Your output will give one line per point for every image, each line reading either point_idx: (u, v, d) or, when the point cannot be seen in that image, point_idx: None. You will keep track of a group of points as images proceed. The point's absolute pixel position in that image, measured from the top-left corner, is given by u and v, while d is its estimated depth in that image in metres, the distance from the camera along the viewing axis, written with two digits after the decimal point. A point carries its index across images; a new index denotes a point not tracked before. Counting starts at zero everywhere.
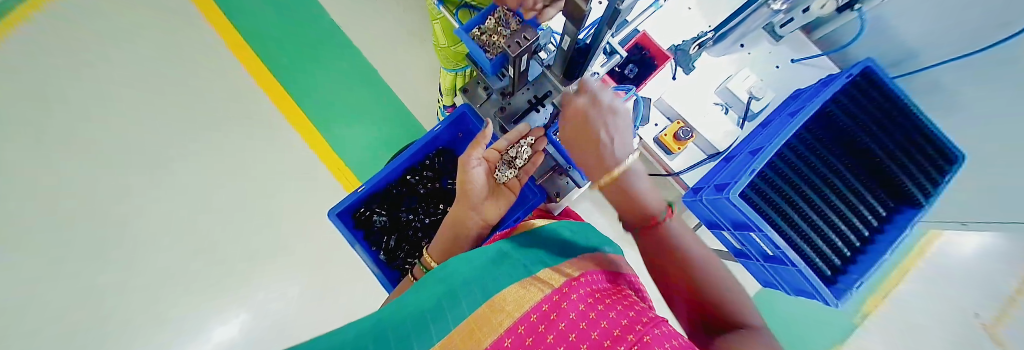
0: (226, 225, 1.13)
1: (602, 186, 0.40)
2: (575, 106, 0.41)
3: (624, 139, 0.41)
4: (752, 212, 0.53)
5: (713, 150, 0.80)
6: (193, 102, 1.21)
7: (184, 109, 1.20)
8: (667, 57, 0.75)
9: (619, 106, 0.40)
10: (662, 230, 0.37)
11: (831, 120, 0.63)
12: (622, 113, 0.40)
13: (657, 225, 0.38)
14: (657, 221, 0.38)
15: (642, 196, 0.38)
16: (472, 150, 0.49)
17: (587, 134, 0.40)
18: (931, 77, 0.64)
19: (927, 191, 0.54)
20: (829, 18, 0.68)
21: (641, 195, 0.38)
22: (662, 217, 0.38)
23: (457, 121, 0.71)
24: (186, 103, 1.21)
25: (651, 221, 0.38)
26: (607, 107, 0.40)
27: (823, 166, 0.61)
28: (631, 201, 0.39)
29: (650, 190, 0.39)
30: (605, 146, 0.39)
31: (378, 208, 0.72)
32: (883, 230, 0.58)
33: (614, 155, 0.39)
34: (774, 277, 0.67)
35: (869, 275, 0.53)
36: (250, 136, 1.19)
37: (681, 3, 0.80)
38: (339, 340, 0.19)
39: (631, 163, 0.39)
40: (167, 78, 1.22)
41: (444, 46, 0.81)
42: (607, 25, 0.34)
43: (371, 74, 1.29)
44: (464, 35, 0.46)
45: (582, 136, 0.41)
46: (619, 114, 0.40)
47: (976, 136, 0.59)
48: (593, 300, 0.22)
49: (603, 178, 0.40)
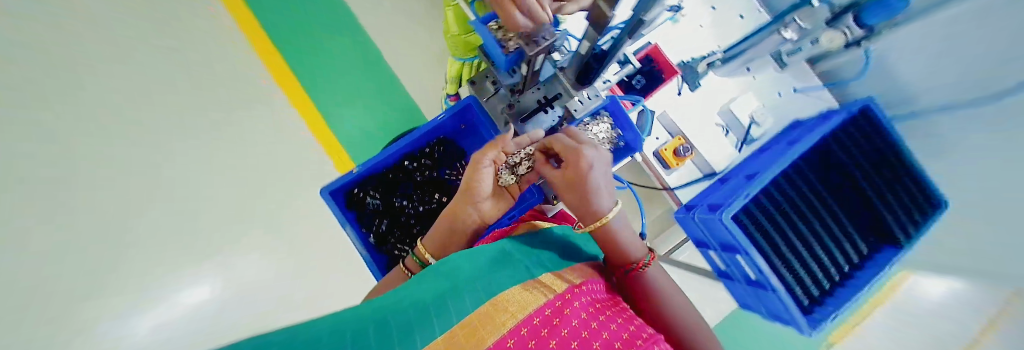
0: None
1: (592, 231, 0.41)
2: (569, 154, 0.40)
3: (608, 188, 0.42)
4: (740, 235, 0.54)
5: (709, 169, 0.81)
6: None
7: None
8: (675, 73, 0.76)
9: (606, 159, 0.41)
10: (644, 276, 0.39)
11: (829, 155, 0.64)
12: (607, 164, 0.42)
13: (640, 271, 0.39)
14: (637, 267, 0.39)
15: (623, 242, 0.40)
16: (488, 148, 0.46)
17: (579, 182, 0.39)
18: (925, 121, 0.65)
19: (909, 233, 0.57)
20: (835, 52, 0.70)
21: (626, 241, 0.41)
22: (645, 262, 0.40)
23: (462, 112, 0.71)
24: None
25: (637, 268, 0.39)
26: (597, 156, 0.41)
27: (815, 199, 0.62)
28: (618, 247, 0.40)
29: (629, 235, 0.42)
30: (597, 195, 0.40)
31: (373, 191, 0.71)
32: (863, 266, 0.60)
33: (601, 203, 0.40)
34: (754, 301, 0.68)
35: (844, 308, 0.55)
36: None
37: (694, 20, 0.80)
38: (346, 321, 0.20)
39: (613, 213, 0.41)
40: None
41: (455, 34, 0.79)
42: (628, 34, 0.34)
43: (375, 57, 1.31)
44: (482, 27, 0.46)
45: (574, 183, 0.40)
46: (606, 165, 0.42)
47: (967, 184, 0.60)
48: (593, 310, 0.23)
49: (594, 224, 0.40)
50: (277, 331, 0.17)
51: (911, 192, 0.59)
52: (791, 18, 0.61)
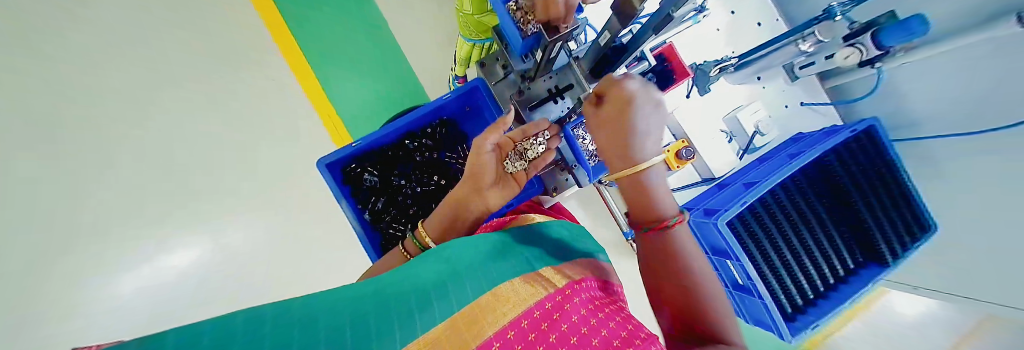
0: None
1: (619, 178, 0.37)
2: (607, 88, 0.37)
3: (653, 134, 0.37)
4: (734, 241, 0.55)
5: (709, 174, 0.81)
6: None
7: None
8: (686, 74, 0.70)
9: (654, 98, 0.36)
10: (671, 236, 0.34)
11: (827, 170, 0.64)
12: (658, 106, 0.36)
13: (665, 229, 0.34)
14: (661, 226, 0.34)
15: (652, 197, 0.36)
16: (489, 133, 0.46)
17: (611, 119, 0.36)
18: (922, 146, 0.67)
19: (896, 253, 0.58)
20: (845, 70, 0.70)
21: (659, 197, 0.36)
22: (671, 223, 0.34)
23: (468, 94, 0.69)
24: None
25: (661, 224, 0.34)
26: (646, 95, 0.36)
27: (810, 212, 0.62)
28: (647, 199, 0.36)
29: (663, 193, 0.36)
30: (634, 137, 0.36)
31: (371, 167, 0.70)
32: (847, 280, 0.61)
33: (640, 149, 0.36)
34: (737, 305, 0.70)
35: (826, 318, 0.57)
36: None
37: (712, 23, 0.78)
38: (345, 301, 0.20)
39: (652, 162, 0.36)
40: None
41: (467, 13, 0.76)
42: (652, 29, 0.35)
43: (378, 22, 1.20)
44: (500, 6, 0.44)
45: (609, 123, 0.37)
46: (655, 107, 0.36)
47: (958, 210, 0.62)
48: (593, 307, 0.23)
49: (624, 169, 0.36)
50: (276, 307, 0.17)
51: (904, 214, 0.60)
52: (809, 31, 0.57)
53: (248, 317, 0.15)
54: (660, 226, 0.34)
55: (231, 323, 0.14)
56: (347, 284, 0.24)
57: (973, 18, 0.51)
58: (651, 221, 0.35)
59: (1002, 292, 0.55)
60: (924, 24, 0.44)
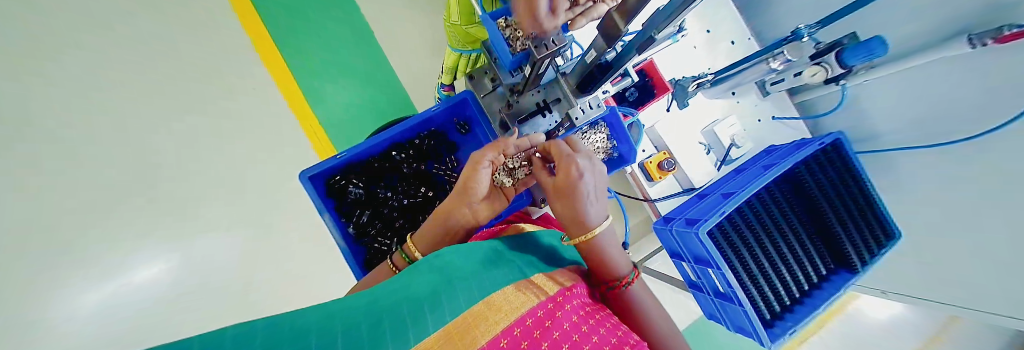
0: None
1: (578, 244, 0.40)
2: (562, 160, 0.42)
3: (599, 199, 0.42)
4: (715, 250, 0.56)
5: (690, 185, 0.85)
6: None
7: None
8: (666, 89, 0.78)
9: (597, 168, 0.42)
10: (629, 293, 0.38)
11: (798, 180, 0.68)
12: (599, 175, 0.43)
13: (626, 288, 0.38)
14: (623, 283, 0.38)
15: (610, 255, 0.39)
16: (488, 150, 0.46)
17: (568, 189, 0.41)
18: (879, 158, 0.72)
19: (865, 259, 0.62)
20: (812, 87, 0.75)
21: (613, 257, 0.40)
22: (631, 279, 0.38)
23: (456, 106, 0.70)
24: None
25: (621, 283, 0.37)
26: (587, 167, 0.42)
27: (784, 221, 0.65)
28: (604, 261, 0.39)
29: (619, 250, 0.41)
30: (586, 205, 0.40)
31: (355, 179, 0.68)
32: (820, 286, 0.65)
33: (590, 215, 0.40)
34: (719, 313, 0.72)
35: (802, 324, 0.59)
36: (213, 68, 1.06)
37: (691, 40, 0.82)
38: (334, 312, 0.19)
39: (604, 225, 0.40)
40: None
41: (455, 23, 0.77)
42: (637, 49, 0.36)
43: (368, 38, 1.31)
44: (490, 23, 0.45)
45: (565, 191, 0.41)
46: (597, 177, 0.43)
47: (919, 218, 0.66)
48: (584, 314, 0.23)
49: (582, 235, 0.40)
50: (260, 320, 0.16)
51: (869, 223, 0.64)
52: (780, 51, 0.62)
53: (232, 332, 0.14)
54: (623, 286, 0.37)
55: (213, 341, 0.13)
56: (335, 295, 0.23)
57: (928, 39, 0.55)
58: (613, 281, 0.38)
59: (965, 295, 0.58)
60: (883, 45, 0.48)
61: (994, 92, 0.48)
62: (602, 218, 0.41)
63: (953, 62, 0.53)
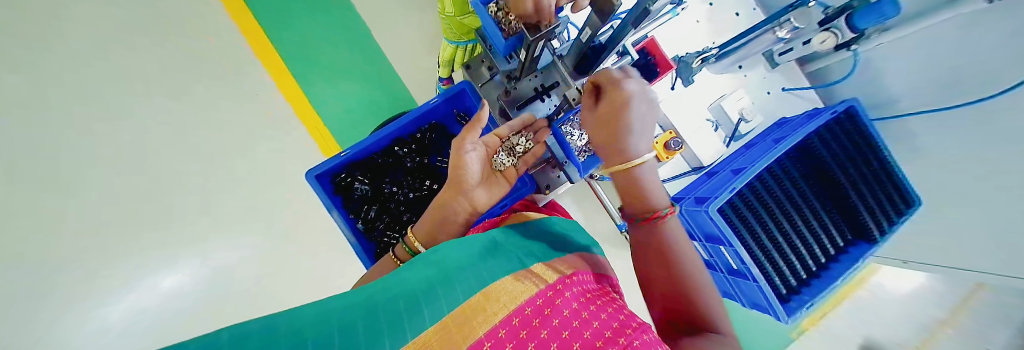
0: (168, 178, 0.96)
1: (616, 173, 0.40)
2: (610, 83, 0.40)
3: (647, 133, 0.40)
4: (726, 228, 0.55)
5: (698, 164, 0.83)
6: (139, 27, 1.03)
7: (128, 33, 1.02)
8: (669, 66, 0.73)
9: (648, 96, 0.39)
10: (662, 228, 0.38)
11: (810, 152, 0.66)
12: (651, 104, 0.40)
13: (655, 221, 0.38)
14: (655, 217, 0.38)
15: (645, 191, 0.39)
16: (466, 135, 0.47)
17: (609, 113, 0.40)
18: (900, 124, 0.69)
19: (883, 229, 0.60)
20: (825, 54, 0.72)
21: (652, 192, 0.39)
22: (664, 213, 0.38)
23: (454, 97, 0.69)
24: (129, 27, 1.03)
25: (651, 217, 0.38)
26: (640, 94, 0.39)
27: (798, 195, 0.64)
28: (641, 194, 0.39)
29: (656, 189, 0.40)
30: (630, 135, 0.39)
31: (361, 176, 0.69)
32: (837, 259, 0.63)
33: (632, 146, 0.39)
34: (734, 290, 0.71)
35: (820, 298, 0.58)
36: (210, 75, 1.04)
37: (691, 15, 0.79)
38: (332, 310, 0.20)
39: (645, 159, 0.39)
40: None
41: (449, 16, 0.76)
42: (632, 23, 0.35)
43: (363, 36, 1.25)
44: (481, 9, 0.45)
45: (607, 117, 0.40)
46: (649, 108, 0.40)
47: (937, 185, 0.63)
48: (584, 300, 0.23)
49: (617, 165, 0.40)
50: (262, 320, 0.16)
51: (886, 192, 0.62)
52: (786, 18, 0.61)
53: (231, 332, 0.14)
54: (654, 218, 0.37)
55: (216, 341, 0.13)
56: (335, 292, 0.24)
57: None
58: (646, 213, 0.38)
59: (980, 262, 0.57)
60: (895, 5, 0.45)
61: (1014, 48, 0.46)
62: (645, 152, 0.40)
63: (976, 19, 0.50)
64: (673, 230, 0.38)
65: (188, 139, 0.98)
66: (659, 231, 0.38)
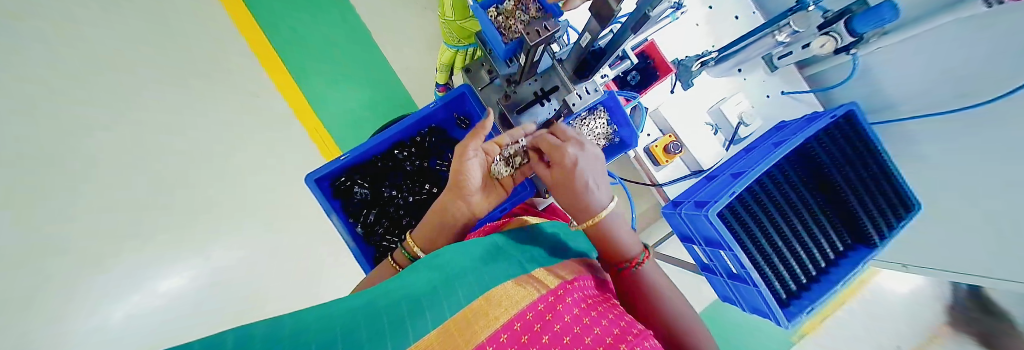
0: None
1: (587, 228, 0.43)
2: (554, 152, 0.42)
3: (603, 184, 0.43)
4: (726, 233, 0.55)
5: (697, 167, 0.83)
6: None
7: None
8: (671, 70, 0.75)
9: (591, 155, 0.42)
10: (641, 272, 0.41)
11: (810, 156, 0.66)
12: (595, 160, 0.43)
13: (633, 269, 0.41)
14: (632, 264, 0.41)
15: (618, 240, 0.42)
16: (470, 141, 0.45)
17: (564, 180, 0.42)
18: (899, 128, 0.69)
19: (883, 233, 0.60)
20: (825, 58, 0.72)
21: (620, 238, 0.42)
22: (639, 261, 0.41)
23: (454, 100, 0.69)
24: None
25: (628, 266, 0.41)
26: (584, 155, 0.42)
27: (797, 199, 0.64)
28: (612, 243, 0.42)
29: (627, 234, 0.43)
30: (590, 193, 0.42)
31: (360, 180, 0.69)
32: (837, 263, 0.63)
33: (593, 202, 0.42)
34: (734, 294, 0.71)
35: (820, 302, 0.58)
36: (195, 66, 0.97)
37: (690, 18, 0.80)
38: (333, 313, 0.19)
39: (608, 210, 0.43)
40: None
41: (449, 20, 0.77)
42: (632, 29, 0.35)
43: (364, 37, 1.29)
44: (481, 13, 0.45)
45: (563, 182, 0.43)
46: (596, 161, 0.43)
47: (938, 188, 0.63)
48: (585, 306, 0.23)
49: (585, 221, 0.43)
50: (263, 323, 0.16)
51: (886, 196, 0.61)
52: (785, 22, 0.62)
53: (233, 334, 0.14)
54: (632, 267, 0.41)
55: (216, 343, 0.13)
56: (336, 296, 0.23)
57: None
58: (622, 262, 0.42)
59: (976, 265, 0.57)
60: (893, 10, 0.46)
61: (1017, 50, 0.46)
62: (604, 202, 0.43)
63: (977, 23, 0.50)
64: (649, 271, 0.42)
65: None
66: (638, 276, 0.41)
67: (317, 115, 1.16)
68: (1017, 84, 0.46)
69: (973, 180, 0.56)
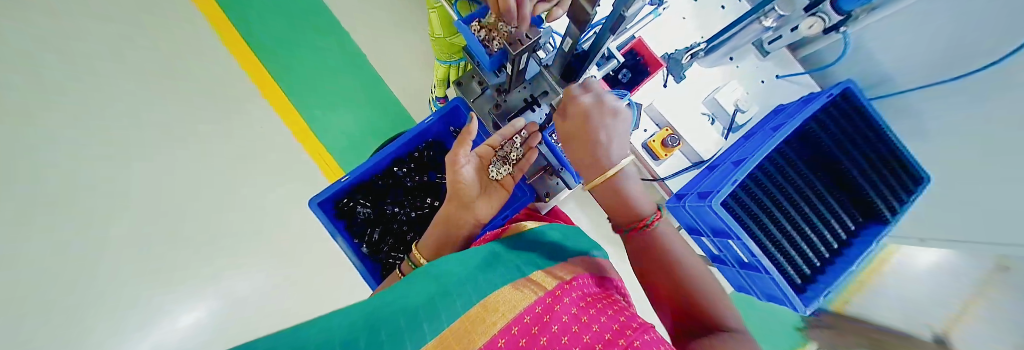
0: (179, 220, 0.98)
1: (595, 187, 0.44)
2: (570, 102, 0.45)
3: (619, 141, 0.45)
4: (732, 222, 0.54)
5: (698, 158, 0.83)
6: (146, 74, 1.08)
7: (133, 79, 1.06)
8: (660, 65, 0.76)
9: (612, 110, 0.44)
10: (651, 232, 0.41)
11: (810, 137, 0.65)
12: (614, 116, 0.44)
13: (644, 229, 0.41)
14: (645, 224, 0.41)
15: (630, 200, 0.42)
16: (459, 148, 0.47)
17: (578, 130, 0.44)
18: (900, 100, 0.68)
19: (894, 209, 0.58)
20: (815, 37, 0.71)
21: (634, 201, 0.42)
22: (649, 221, 0.41)
23: (449, 114, 0.71)
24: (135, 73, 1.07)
25: (639, 226, 0.41)
26: (599, 108, 0.44)
27: (801, 181, 0.63)
28: (624, 205, 0.42)
29: (640, 195, 0.43)
30: (603, 146, 0.43)
31: (362, 199, 0.70)
32: (850, 243, 0.61)
33: (605, 159, 0.44)
34: (747, 283, 0.70)
35: (836, 285, 0.56)
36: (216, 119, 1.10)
37: (677, 12, 0.81)
38: (335, 330, 0.20)
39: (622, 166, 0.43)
40: (125, 37, 1.09)
41: (440, 36, 0.79)
42: (610, 30, 0.36)
43: (361, 61, 1.29)
44: (463, 27, 0.46)
45: (577, 134, 0.45)
46: (614, 118, 0.44)
47: (946, 159, 0.62)
48: (584, 304, 0.23)
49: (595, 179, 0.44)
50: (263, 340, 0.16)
51: (892, 171, 0.60)
52: (770, 7, 0.62)
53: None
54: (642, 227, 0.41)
55: None
56: (338, 313, 0.24)
57: None
58: (632, 223, 0.42)
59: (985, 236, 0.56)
60: None
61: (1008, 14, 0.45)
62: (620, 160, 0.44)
63: None
64: (660, 231, 0.42)
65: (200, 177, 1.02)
66: (650, 235, 0.41)
67: (319, 140, 1.19)
68: (1011, 47, 0.45)
69: (976, 149, 0.55)
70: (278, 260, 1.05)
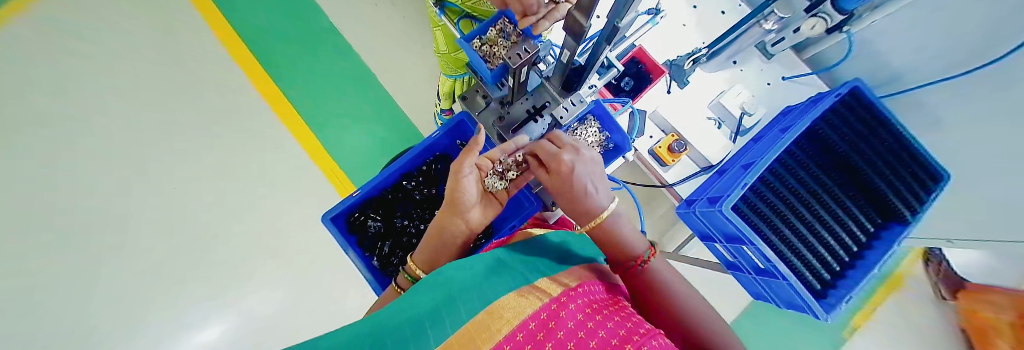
0: (211, 237, 1.08)
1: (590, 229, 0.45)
2: (551, 159, 0.45)
3: (602, 187, 0.46)
4: (744, 226, 0.53)
5: (706, 162, 0.81)
6: (178, 103, 1.18)
7: (166, 109, 1.17)
8: (662, 72, 0.77)
9: (588, 160, 0.45)
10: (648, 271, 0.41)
11: (820, 137, 0.64)
12: (591, 164, 0.45)
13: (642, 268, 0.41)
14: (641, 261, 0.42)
15: (622, 240, 0.43)
16: (466, 156, 0.48)
17: (565, 186, 0.44)
18: (912, 97, 0.67)
19: (914, 208, 0.56)
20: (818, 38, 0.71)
21: (626, 239, 0.43)
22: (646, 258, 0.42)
23: (455, 128, 0.73)
24: (168, 104, 1.18)
25: (636, 264, 0.41)
26: (579, 160, 0.44)
27: (813, 182, 0.61)
28: (618, 243, 0.43)
29: (633, 234, 0.44)
30: (590, 198, 0.44)
31: (373, 213, 0.72)
32: (871, 246, 0.59)
33: (593, 206, 0.44)
34: (765, 290, 0.67)
35: (857, 290, 0.54)
36: (237, 141, 1.17)
37: (677, 19, 0.82)
38: (340, 342, 0.20)
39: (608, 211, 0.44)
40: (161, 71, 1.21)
41: (444, 53, 0.83)
42: (606, 39, 0.37)
43: (369, 80, 1.33)
44: (466, 45, 0.49)
45: (562, 188, 0.45)
46: (593, 165, 0.45)
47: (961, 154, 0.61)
48: (590, 311, 0.23)
49: (590, 224, 0.45)
50: None
51: (909, 170, 0.58)
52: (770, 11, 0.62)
53: None
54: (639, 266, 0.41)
55: None
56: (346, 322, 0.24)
57: None
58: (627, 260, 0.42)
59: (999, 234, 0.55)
60: None
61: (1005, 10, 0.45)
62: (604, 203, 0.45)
63: None
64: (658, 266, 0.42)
65: (229, 196, 1.11)
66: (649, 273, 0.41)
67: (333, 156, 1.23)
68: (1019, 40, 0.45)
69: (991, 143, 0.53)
70: (296, 272, 1.09)
